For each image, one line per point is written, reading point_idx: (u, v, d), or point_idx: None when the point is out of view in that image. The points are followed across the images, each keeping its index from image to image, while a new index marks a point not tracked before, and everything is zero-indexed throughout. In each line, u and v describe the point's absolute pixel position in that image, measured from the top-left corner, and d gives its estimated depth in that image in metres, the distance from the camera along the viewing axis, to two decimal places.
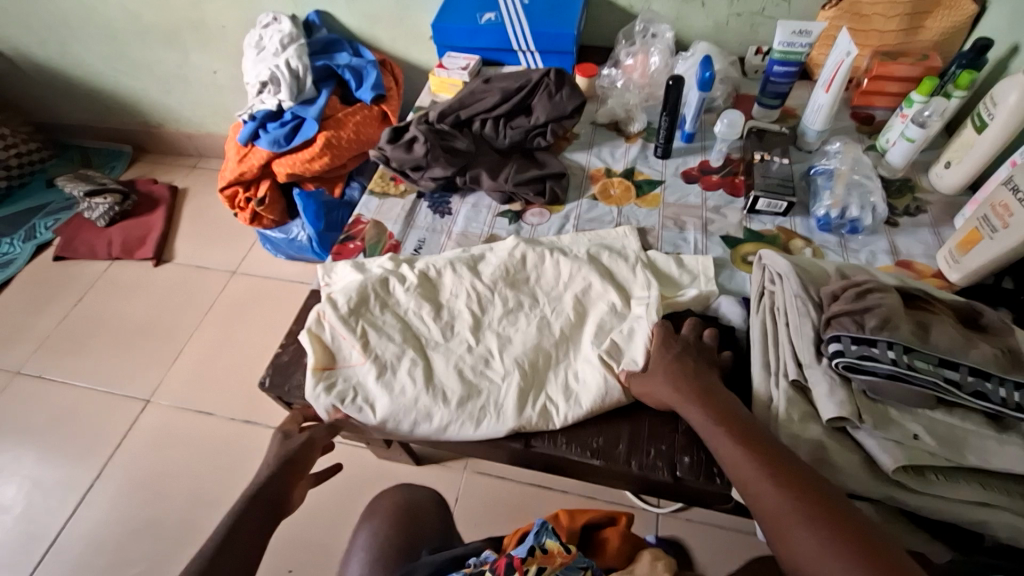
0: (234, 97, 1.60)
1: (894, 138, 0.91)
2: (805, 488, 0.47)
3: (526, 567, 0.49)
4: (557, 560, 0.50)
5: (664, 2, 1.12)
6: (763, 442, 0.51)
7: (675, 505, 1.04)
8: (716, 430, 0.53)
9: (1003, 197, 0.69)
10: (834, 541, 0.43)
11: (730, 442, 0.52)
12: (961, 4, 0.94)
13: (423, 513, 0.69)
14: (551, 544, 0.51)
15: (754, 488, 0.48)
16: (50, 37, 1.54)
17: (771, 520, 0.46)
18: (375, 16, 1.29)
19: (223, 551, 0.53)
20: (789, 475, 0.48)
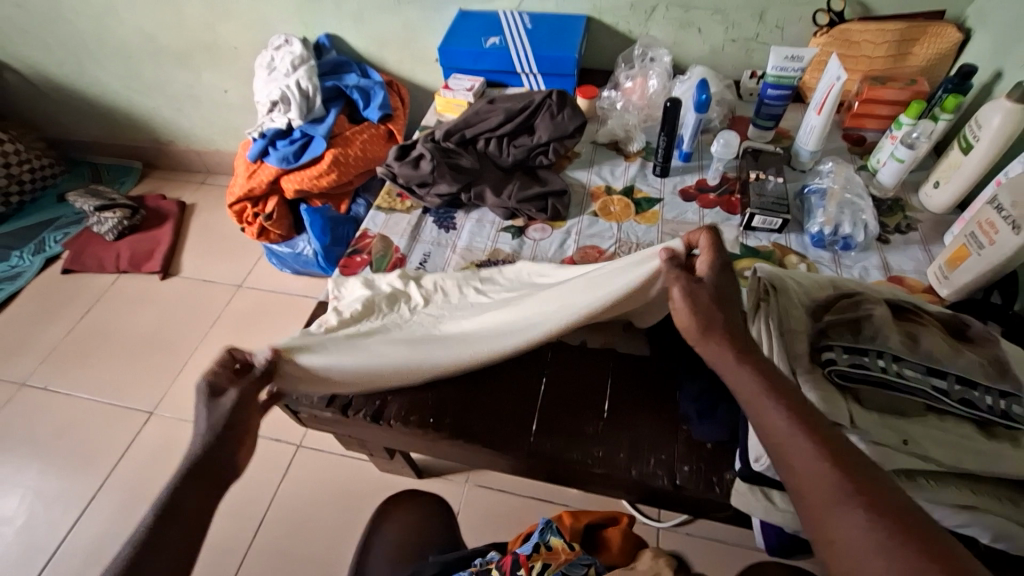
0: (244, 116, 1.64)
1: (885, 158, 0.94)
2: (853, 462, 0.42)
3: (531, 564, 0.51)
4: (561, 557, 0.52)
5: (662, 28, 1.16)
6: (817, 418, 0.45)
7: (675, 519, 1.04)
8: (764, 399, 0.47)
9: (988, 215, 0.72)
10: (876, 521, 0.38)
11: (770, 406, 0.47)
12: (946, 33, 0.98)
13: (429, 519, 0.69)
14: (555, 541, 0.53)
15: (800, 464, 0.43)
16: (66, 57, 1.59)
17: (815, 502, 0.41)
18: (383, 39, 1.34)
19: (173, 520, 0.47)
20: (832, 445, 0.43)
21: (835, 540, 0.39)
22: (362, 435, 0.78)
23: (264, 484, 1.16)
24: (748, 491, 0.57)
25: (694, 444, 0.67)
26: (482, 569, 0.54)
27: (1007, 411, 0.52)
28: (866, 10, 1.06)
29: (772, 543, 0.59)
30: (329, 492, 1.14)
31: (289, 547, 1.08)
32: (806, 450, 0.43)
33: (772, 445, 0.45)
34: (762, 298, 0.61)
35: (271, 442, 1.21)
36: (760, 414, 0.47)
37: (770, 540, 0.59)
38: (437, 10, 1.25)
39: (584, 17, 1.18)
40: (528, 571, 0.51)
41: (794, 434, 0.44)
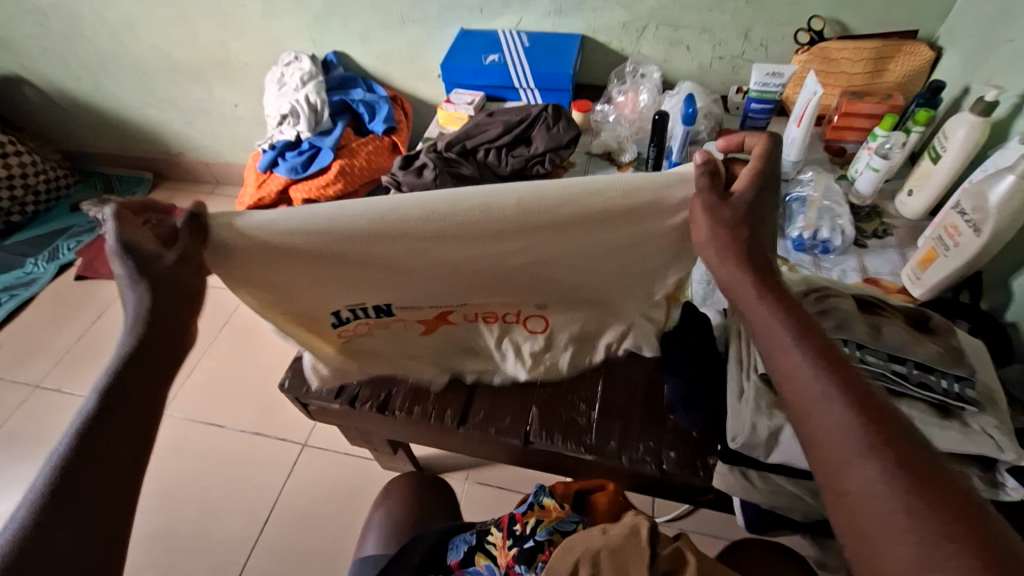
0: (253, 128, 1.71)
1: (861, 168, 0.99)
2: (876, 412, 0.42)
3: (525, 519, 0.55)
4: (553, 514, 0.55)
5: (653, 46, 1.23)
6: (843, 366, 0.45)
7: (673, 514, 1.06)
8: (787, 344, 0.48)
9: (952, 219, 0.78)
10: (889, 474, 0.39)
11: (797, 356, 0.47)
12: (920, 51, 1.05)
13: (429, 502, 0.73)
14: (548, 501, 0.57)
15: (816, 412, 0.44)
16: (83, 73, 1.66)
17: (827, 448, 0.42)
18: (388, 57, 1.41)
19: None
20: (856, 395, 0.43)
21: (848, 486, 0.40)
22: (366, 426, 0.83)
23: (270, 480, 1.20)
24: (729, 473, 0.59)
25: (682, 432, 0.70)
26: (482, 530, 0.57)
27: (960, 393, 0.56)
28: (844, 30, 1.13)
29: (750, 518, 0.63)
30: (333, 489, 1.18)
31: (295, 541, 1.12)
32: (826, 399, 0.43)
33: (793, 395, 0.46)
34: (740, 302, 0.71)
35: (278, 441, 1.25)
36: (784, 365, 0.47)
37: (748, 516, 0.63)
38: (440, 29, 1.32)
39: (579, 36, 1.24)
40: (523, 525, 0.55)
41: (820, 385, 0.44)
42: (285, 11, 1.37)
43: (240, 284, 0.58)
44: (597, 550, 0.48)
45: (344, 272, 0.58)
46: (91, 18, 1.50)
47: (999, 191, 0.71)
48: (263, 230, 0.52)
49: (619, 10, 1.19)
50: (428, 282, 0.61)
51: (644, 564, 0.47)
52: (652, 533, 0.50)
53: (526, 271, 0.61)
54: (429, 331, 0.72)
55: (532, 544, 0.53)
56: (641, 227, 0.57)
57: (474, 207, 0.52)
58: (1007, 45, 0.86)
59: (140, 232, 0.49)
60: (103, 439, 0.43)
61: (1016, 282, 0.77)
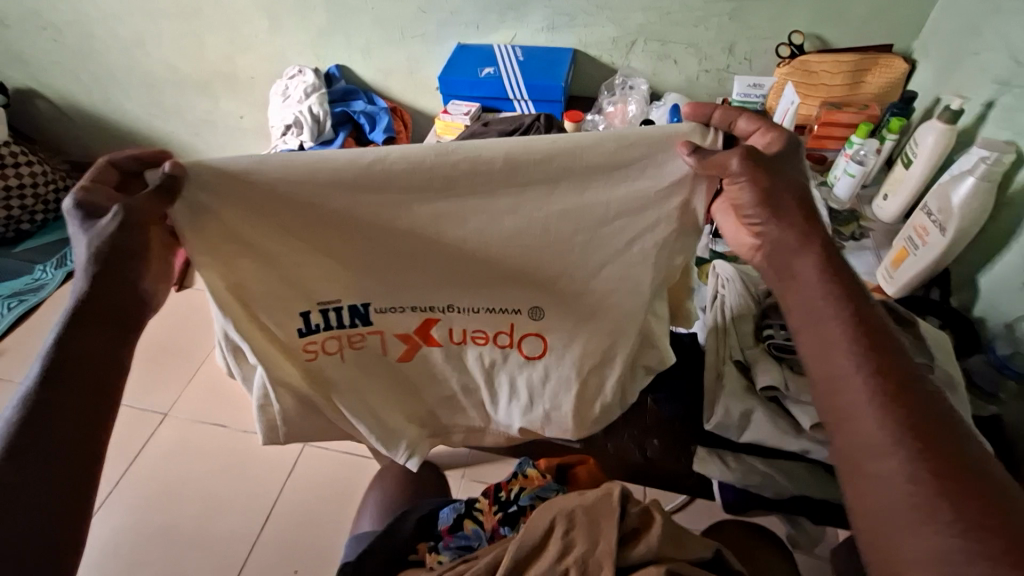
0: (257, 140, 1.76)
1: (840, 174, 1.04)
2: (909, 400, 0.44)
3: (509, 486, 0.60)
4: (535, 482, 0.61)
5: (642, 59, 1.29)
6: (884, 357, 0.45)
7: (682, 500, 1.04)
8: (827, 329, 0.48)
9: (921, 220, 0.83)
10: (913, 468, 0.41)
11: (838, 342, 0.47)
12: (894, 64, 1.10)
13: (423, 485, 0.77)
14: (531, 471, 0.62)
15: (850, 405, 0.45)
16: (94, 86, 1.72)
17: (855, 438, 0.44)
18: (388, 70, 1.47)
19: None
20: (892, 384, 0.44)
21: (875, 473, 0.43)
22: None
23: (270, 479, 1.23)
24: (706, 455, 0.66)
25: (664, 420, 0.71)
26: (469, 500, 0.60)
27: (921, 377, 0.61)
28: (824, 44, 1.18)
29: (728, 498, 0.66)
30: (333, 487, 1.21)
31: (293, 538, 1.14)
32: (862, 386, 0.45)
33: (822, 375, 0.47)
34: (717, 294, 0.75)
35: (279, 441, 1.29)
36: (822, 346, 0.48)
37: (727, 496, 0.66)
38: (438, 44, 1.37)
39: (571, 50, 1.30)
40: (507, 492, 0.60)
41: (858, 371, 0.45)
42: (291, 27, 1.43)
43: (196, 246, 0.52)
44: (572, 508, 0.50)
45: (312, 233, 0.53)
46: (104, 35, 1.57)
47: (960, 193, 0.77)
48: (232, 171, 0.49)
49: (609, 25, 1.25)
50: (403, 258, 0.55)
51: (614, 521, 0.49)
52: (624, 496, 0.52)
53: (511, 247, 0.55)
54: (407, 357, 0.64)
55: (515, 509, 0.59)
56: (644, 195, 0.51)
57: (460, 156, 0.49)
58: (973, 57, 0.90)
59: (102, 190, 0.51)
60: (57, 402, 0.44)
61: (983, 279, 0.81)
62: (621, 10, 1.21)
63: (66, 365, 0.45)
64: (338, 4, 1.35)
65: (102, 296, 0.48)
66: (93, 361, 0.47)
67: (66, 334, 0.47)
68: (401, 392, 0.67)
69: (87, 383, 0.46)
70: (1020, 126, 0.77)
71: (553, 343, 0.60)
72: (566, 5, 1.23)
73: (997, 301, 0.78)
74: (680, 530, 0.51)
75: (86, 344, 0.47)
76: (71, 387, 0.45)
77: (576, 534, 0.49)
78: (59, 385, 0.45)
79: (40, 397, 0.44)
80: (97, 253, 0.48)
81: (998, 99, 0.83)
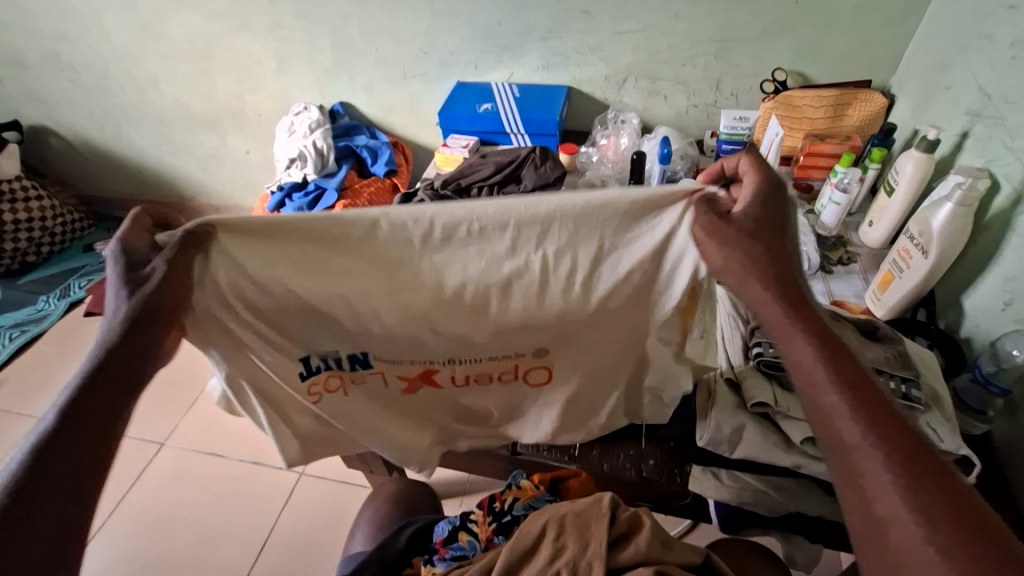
0: (263, 174, 1.82)
1: (825, 202, 1.07)
2: (945, 501, 0.36)
3: (503, 496, 0.61)
4: (528, 492, 0.62)
5: (633, 95, 1.35)
6: (905, 443, 0.39)
7: (683, 526, 1.04)
8: (839, 410, 0.42)
9: (904, 244, 0.87)
10: None
11: (853, 430, 0.41)
12: (874, 98, 1.14)
13: (416, 503, 0.78)
14: (524, 482, 0.63)
15: (879, 508, 0.38)
16: (107, 123, 1.78)
17: (883, 550, 0.37)
18: (390, 107, 1.53)
19: None
20: (887, 426, 0.40)
21: None
22: None
23: (266, 508, 1.21)
24: (703, 474, 0.66)
25: (659, 440, 0.74)
26: (465, 512, 0.61)
27: (908, 393, 0.64)
28: (806, 80, 1.24)
29: (721, 516, 0.68)
30: (329, 514, 1.20)
31: (287, 568, 1.12)
32: (886, 491, 0.38)
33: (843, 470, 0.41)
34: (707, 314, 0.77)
35: (276, 469, 1.28)
36: (837, 437, 0.42)
37: (721, 514, 0.68)
38: (439, 82, 1.44)
39: (565, 87, 1.36)
40: (502, 503, 0.61)
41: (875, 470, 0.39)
42: (298, 68, 1.50)
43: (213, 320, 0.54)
44: (562, 514, 0.54)
45: (311, 282, 0.52)
46: (118, 75, 1.64)
47: (940, 217, 0.79)
48: (244, 230, 0.50)
49: (601, 64, 1.31)
50: (400, 309, 0.54)
51: (604, 524, 0.52)
52: (614, 504, 0.55)
53: (519, 294, 0.54)
54: (412, 392, 0.64)
55: (510, 518, 0.60)
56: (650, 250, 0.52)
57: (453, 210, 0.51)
58: (946, 91, 0.95)
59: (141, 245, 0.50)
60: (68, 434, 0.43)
61: (967, 300, 0.83)
62: (611, 50, 1.28)
63: (67, 432, 0.43)
64: (342, 45, 1.42)
65: (114, 357, 0.46)
66: (90, 430, 0.44)
67: (81, 386, 0.45)
68: (416, 437, 0.70)
69: (82, 457, 0.43)
70: (993, 154, 0.81)
71: (561, 372, 0.61)
72: (559, 46, 1.30)
73: (981, 321, 0.80)
74: (668, 534, 0.54)
75: (84, 411, 0.44)
76: (64, 460, 0.42)
77: (567, 538, 0.52)
78: (63, 438, 0.42)
79: (34, 464, 0.41)
80: (123, 315, 0.47)
81: (971, 129, 0.87)
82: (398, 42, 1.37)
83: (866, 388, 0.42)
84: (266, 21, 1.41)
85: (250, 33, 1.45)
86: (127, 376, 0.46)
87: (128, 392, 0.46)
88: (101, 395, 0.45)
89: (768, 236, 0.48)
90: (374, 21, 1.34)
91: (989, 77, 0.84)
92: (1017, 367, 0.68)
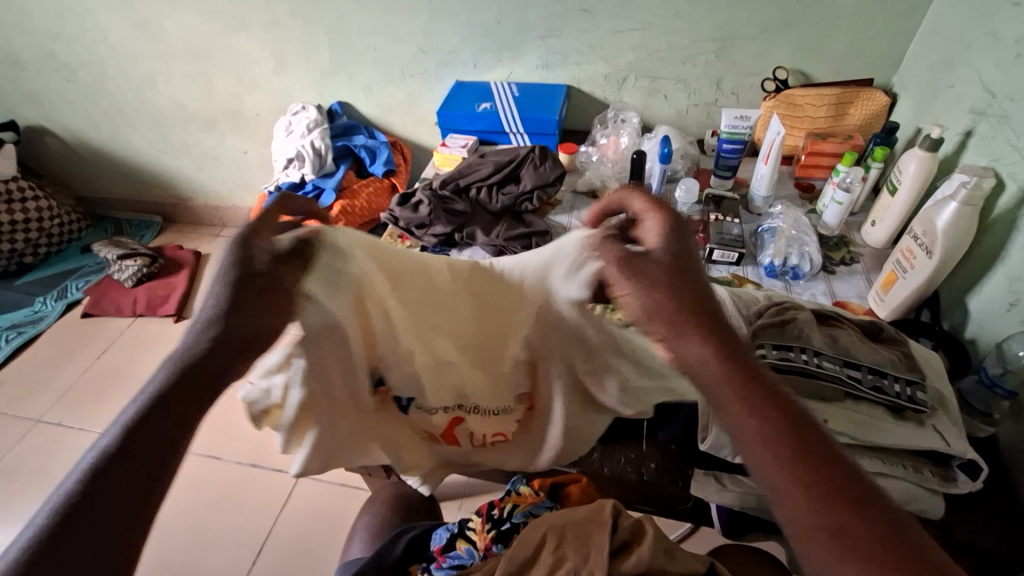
0: (261, 174, 1.81)
1: (827, 202, 1.06)
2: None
3: (502, 503, 0.60)
4: (528, 499, 0.61)
5: (633, 94, 1.34)
6: (861, 512, 0.33)
7: (685, 529, 1.03)
8: (783, 474, 0.35)
9: (908, 244, 0.86)
10: None
11: (803, 499, 0.34)
12: (876, 97, 1.13)
13: (414, 508, 0.77)
14: (524, 489, 0.63)
15: None
16: (104, 124, 1.77)
17: None
18: (389, 107, 1.52)
19: None
20: (834, 490, 0.34)
21: None
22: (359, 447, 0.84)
23: (265, 511, 1.20)
24: (705, 478, 0.67)
25: (661, 443, 0.72)
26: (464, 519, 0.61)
27: (914, 396, 0.63)
28: (807, 79, 1.23)
29: (724, 519, 0.69)
30: (327, 517, 1.19)
31: (286, 571, 1.11)
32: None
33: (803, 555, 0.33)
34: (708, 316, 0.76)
35: (274, 472, 1.27)
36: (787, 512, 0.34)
37: (724, 518, 0.69)
38: (438, 81, 1.43)
39: (565, 86, 1.35)
40: (500, 509, 0.60)
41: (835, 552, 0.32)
42: (296, 67, 1.49)
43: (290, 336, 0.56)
44: (562, 523, 0.53)
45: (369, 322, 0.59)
46: (115, 75, 1.63)
47: (944, 217, 0.79)
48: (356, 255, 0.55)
49: (601, 63, 1.30)
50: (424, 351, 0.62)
51: (605, 533, 0.51)
52: (615, 512, 0.54)
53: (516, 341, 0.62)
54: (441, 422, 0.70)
55: (509, 526, 0.58)
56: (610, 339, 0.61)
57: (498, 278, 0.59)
58: (949, 90, 0.94)
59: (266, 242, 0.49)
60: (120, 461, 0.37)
61: (972, 301, 0.82)
62: (611, 49, 1.27)
63: (109, 476, 0.37)
64: (340, 45, 1.41)
65: (188, 377, 0.42)
66: (132, 477, 0.37)
67: (146, 407, 0.40)
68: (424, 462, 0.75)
69: (119, 506, 0.36)
70: (998, 153, 0.80)
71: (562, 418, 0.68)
72: (559, 45, 1.29)
73: (985, 323, 0.79)
74: (670, 542, 0.53)
75: (132, 453, 0.38)
76: (97, 511, 0.36)
77: (568, 548, 0.51)
78: (115, 466, 0.37)
79: (70, 510, 0.35)
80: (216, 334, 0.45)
81: (975, 128, 0.86)
82: (396, 41, 1.36)
83: (808, 445, 0.36)
84: (263, 20, 1.40)
85: (248, 32, 1.44)
86: (180, 414, 0.41)
87: (183, 428, 0.40)
88: (151, 437, 0.39)
89: (684, 273, 0.47)
90: (373, 19, 1.33)
91: (993, 75, 0.83)
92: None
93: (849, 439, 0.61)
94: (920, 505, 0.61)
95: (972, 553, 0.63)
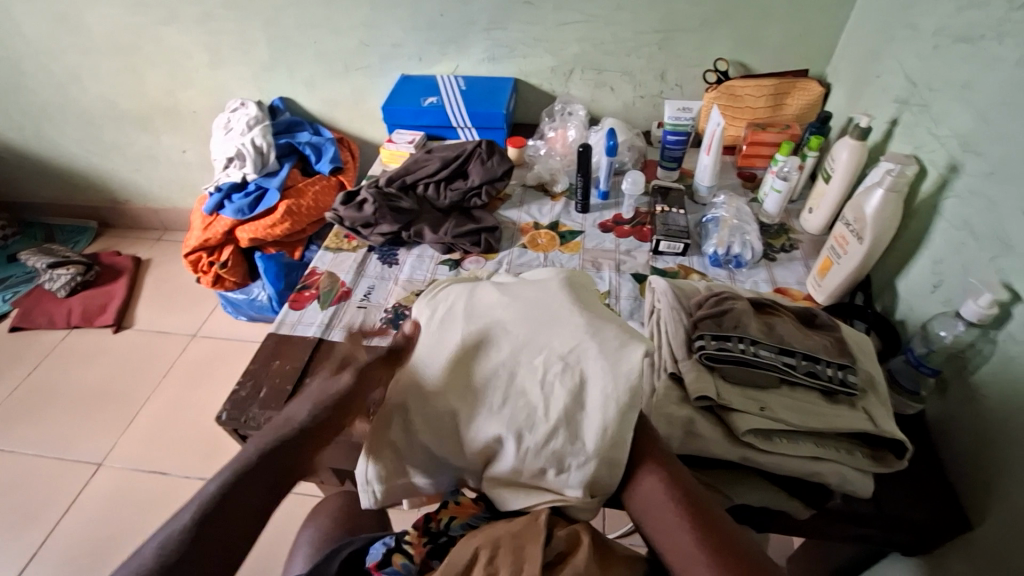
0: (201, 174, 1.73)
1: (768, 190, 1.08)
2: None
3: (439, 516, 0.61)
4: (467, 510, 0.62)
5: (580, 87, 1.34)
6: (729, 541, 0.50)
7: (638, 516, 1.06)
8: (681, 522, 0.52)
9: (841, 231, 0.89)
10: None
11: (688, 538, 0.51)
12: (810, 87, 1.16)
13: (361, 521, 0.75)
14: (464, 499, 0.64)
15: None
16: (26, 124, 1.66)
17: None
18: (333, 102, 1.47)
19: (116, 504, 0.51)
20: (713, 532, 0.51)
21: None
22: None
23: None
24: None
25: None
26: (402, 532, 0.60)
27: (845, 379, 0.65)
28: (747, 70, 1.26)
29: None
30: (281, 528, 1.16)
31: None
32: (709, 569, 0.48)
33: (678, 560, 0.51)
34: (654, 309, 0.80)
35: None
36: (676, 544, 0.52)
37: None
38: (382, 76, 1.39)
39: (512, 80, 1.34)
40: (437, 521, 0.61)
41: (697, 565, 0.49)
42: (232, 61, 1.42)
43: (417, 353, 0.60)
44: (497, 536, 0.53)
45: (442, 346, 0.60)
46: (35, 70, 1.52)
47: (872, 204, 0.82)
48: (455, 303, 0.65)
49: (547, 56, 1.29)
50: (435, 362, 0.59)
51: (539, 543, 0.52)
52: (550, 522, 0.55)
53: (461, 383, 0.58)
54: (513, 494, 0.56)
55: (446, 539, 0.59)
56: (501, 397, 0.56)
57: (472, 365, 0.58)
58: (876, 80, 0.98)
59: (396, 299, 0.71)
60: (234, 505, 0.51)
61: (899, 284, 0.86)
62: (556, 41, 1.26)
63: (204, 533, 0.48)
64: (279, 38, 1.35)
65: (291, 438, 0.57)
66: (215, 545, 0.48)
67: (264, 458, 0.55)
68: None
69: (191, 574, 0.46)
70: (920, 140, 0.83)
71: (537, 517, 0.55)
72: (504, 37, 1.27)
73: (913, 304, 0.82)
74: (606, 550, 0.54)
75: (215, 535, 0.48)
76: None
77: (501, 562, 0.51)
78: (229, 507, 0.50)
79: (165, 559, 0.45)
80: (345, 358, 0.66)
81: (900, 117, 0.89)
82: (337, 34, 1.32)
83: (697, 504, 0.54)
84: (194, 13, 1.33)
85: (179, 26, 1.37)
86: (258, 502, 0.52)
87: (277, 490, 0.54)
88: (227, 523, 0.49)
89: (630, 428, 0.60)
90: (312, 11, 1.28)
91: (914, 66, 0.86)
92: (946, 348, 0.70)
93: (788, 427, 0.63)
94: (852, 486, 0.63)
95: (903, 526, 0.66)
